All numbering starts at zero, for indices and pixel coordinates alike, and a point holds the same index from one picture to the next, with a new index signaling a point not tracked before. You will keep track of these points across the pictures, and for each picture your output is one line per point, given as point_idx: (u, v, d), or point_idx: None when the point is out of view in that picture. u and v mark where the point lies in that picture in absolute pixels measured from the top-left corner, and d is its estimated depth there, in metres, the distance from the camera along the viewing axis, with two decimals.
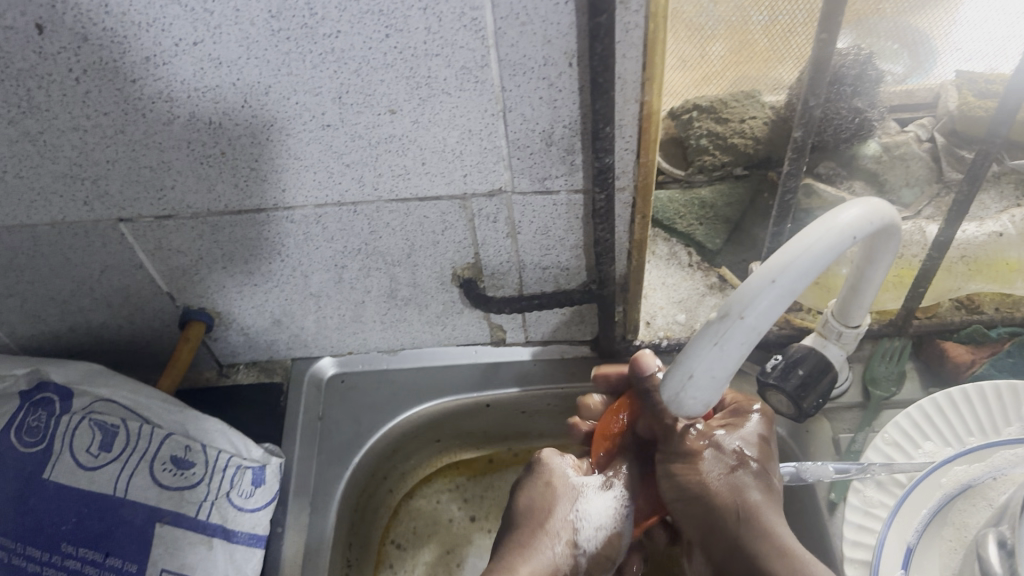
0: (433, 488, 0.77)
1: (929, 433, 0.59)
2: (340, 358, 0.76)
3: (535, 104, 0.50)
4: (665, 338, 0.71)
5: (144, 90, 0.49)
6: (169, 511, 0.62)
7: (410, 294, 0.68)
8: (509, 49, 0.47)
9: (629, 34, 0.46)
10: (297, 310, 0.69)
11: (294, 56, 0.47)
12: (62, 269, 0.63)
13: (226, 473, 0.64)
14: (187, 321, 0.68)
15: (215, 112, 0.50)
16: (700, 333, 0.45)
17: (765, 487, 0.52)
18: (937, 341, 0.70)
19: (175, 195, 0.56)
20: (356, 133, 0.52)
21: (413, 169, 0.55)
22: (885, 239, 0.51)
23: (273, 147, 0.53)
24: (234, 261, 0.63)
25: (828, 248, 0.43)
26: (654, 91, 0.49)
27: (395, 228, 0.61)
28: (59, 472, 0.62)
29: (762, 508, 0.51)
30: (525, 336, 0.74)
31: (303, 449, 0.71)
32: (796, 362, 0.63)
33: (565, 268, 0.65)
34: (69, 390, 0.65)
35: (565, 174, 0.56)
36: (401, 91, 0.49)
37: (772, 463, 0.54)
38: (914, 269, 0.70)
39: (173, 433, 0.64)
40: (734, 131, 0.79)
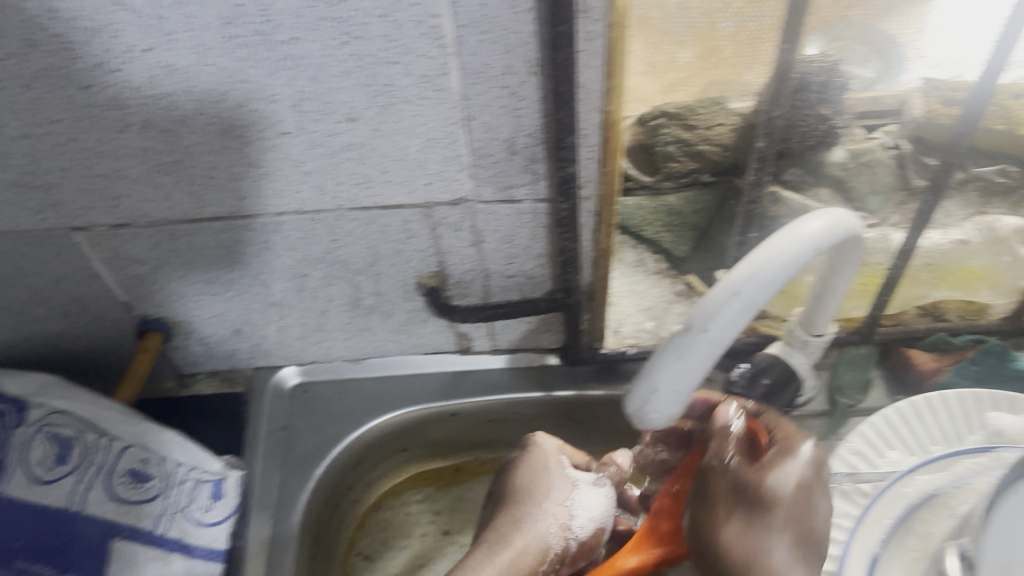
0: (401, 500, 0.76)
1: (894, 442, 0.59)
2: (304, 367, 0.75)
3: (497, 113, 0.50)
4: (632, 347, 0.72)
5: (96, 97, 0.47)
6: (126, 525, 0.61)
7: (374, 303, 0.67)
8: (470, 57, 0.46)
9: (591, 44, 0.45)
10: (259, 319, 0.68)
11: (250, 63, 0.46)
12: (15, 278, 0.61)
13: (183, 487, 0.64)
14: (145, 331, 0.67)
15: (170, 120, 0.49)
16: (665, 346, 0.44)
17: (789, 545, 0.46)
18: (902, 349, 0.70)
19: (130, 203, 0.55)
20: (316, 140, 0.51)
21: (374, 177, 0.55)
22: (849, 249, 0.51)
23: (230, 155, 0.52)
24: (192, 270, 0.62)
25: (790, 261, 0.42)
26: (616, 101, 0.49)
27: (358, 237, 0.60)
28: (13, 485, 0.58)
29: (788, 572, 0.45)
30: (492, 344, 0.73)
31: (264, 463, 0.69)
32: (760, 372, 0.63)
33: (530, 277, 0.65)
34: (24, 402, 0.61)
35: (529, 183, 0.55)
36: (361, 99, 0.49)
37: (811, 516, 0.47)
38: (879, 276, 0.68)
39: (131, 446, 0.63)
40: (700, 138, 0.77)
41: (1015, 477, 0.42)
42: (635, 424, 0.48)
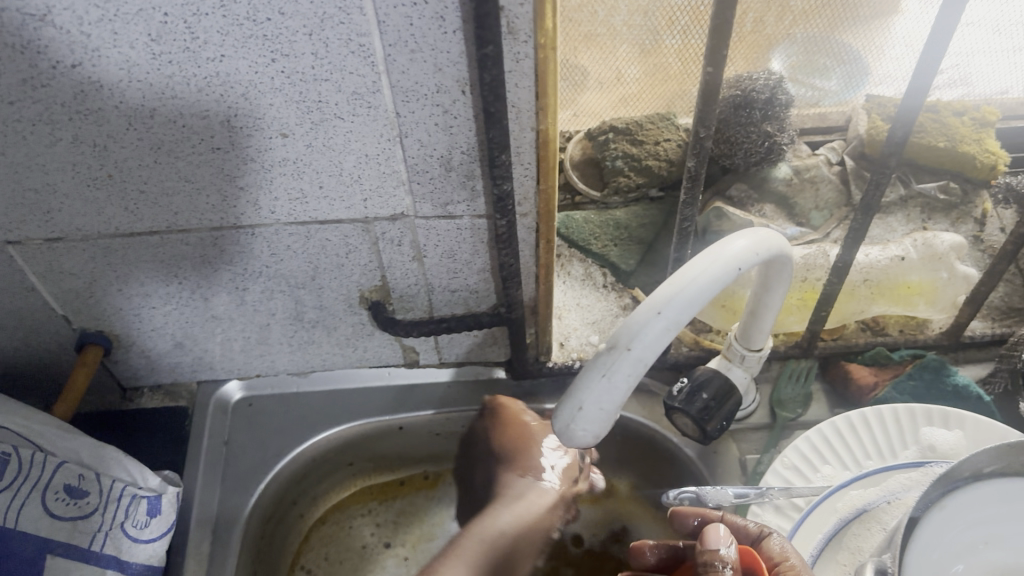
0: (347, 513, 0.75)
1: (828, 457, 0.60)
2: (247, 380, 0.75)
3: (431, 130, 0.50)
4: (577, 359, 0.71)
5: (22, 113, 0.47)
6: (60, 542, 0.59)
7: (317, 316, 0.67)
8: (400, 75, 0.46)
9: (519, 64, 0.45)
10: (200, 332, 0.68)
11: (179, 79, 0.46)
12: None
13: (121, 503, 0.62)
14: (84, 344, 0.66)
15: (99, 135, 0.49)
16: (591, 364, 0.45)
17: None
18: (841, 362, 0.71)
19: (64, 218, 0.55)
20: (249, 156, 0.51)
21: (310, 192, 0.54)
22: (778, 268, 0.52)
23: (163, 170, 0.51)
24: (131, 283, 0.61)
25: (713, 280, 0.43)
26: (549, 119, 0.49)
27: (297, 251, 0.60)
28: None
29: None
30: (439, 357, 0.73)
31: (205, 479, 0.69)
32: (700, 387, 0.63)
33: (473, 291, 0.65)
34: None
35: (467, 200, 0.55)
36: (292, 115, 0.48)
37: None
38: (817, 292, 0.71)
39: (66, 461, 0.61)
40: (649, 152, 0.78)
41: (938, 495, 0.41)
42: (562, 440, 0.48)
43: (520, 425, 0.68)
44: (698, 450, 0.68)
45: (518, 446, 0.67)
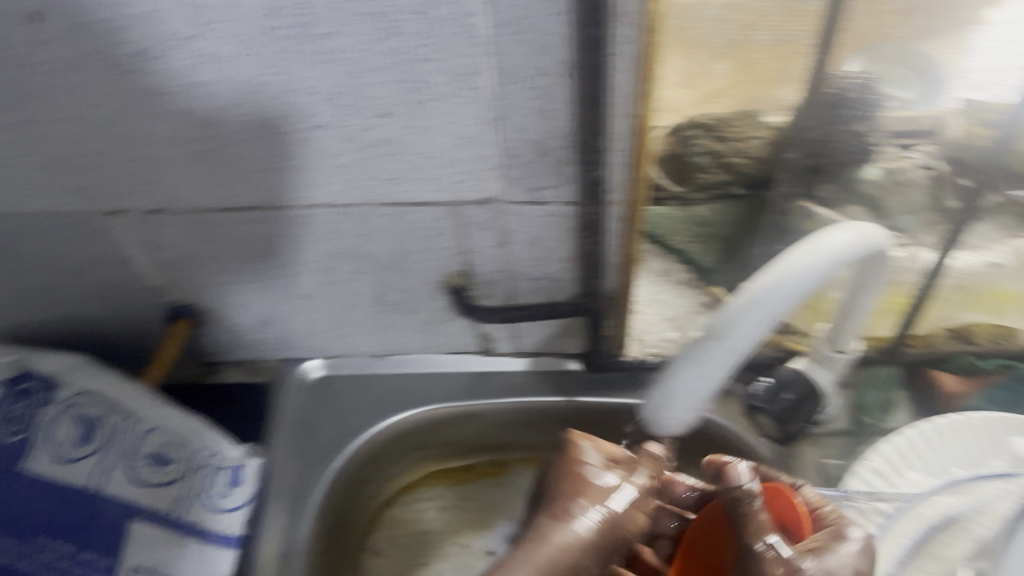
0: (415, 496, 0.76)
1: (915, 463, 0.58)
2: (329, 360, 0.76)
3: (528, 114, 0.50)
4: (653, 353, 0.74)
5: (136, 84, 0.49)
6: (144, 508, 0.63)
7: (399, 299, 0.68)
8: (503, 57, 0.47)
9: (621, 48, 0.45)
10: (286, 310, 0.69)
11: (288, 55, 0.47)
12: (51, 258, 0.63)
13: (203, 473, 0.65)
14: (176, 317, 0.68)
15: (207, 109, 0.50)
16: (684, 352, 0.46)
17: None
18: (928, 370, 0.72)
19: (166, 190, 0.56)
20: (349, 134, 0.52)
21: (405, 173, 0.55)
22: (873, 264, 0.51)
23: (263, 145, 0.52)
24: (223, 258, 0.63)
25: (816, 271, 0.42)
26: (647, 105, 0.48)
27: (386, 232, 0.60)
28: (37, 463, 0.63)
29: None
30: (516, 345, 0.73)
31: (283, 453, 0.70)
32: (780, 385, 0.66)
33: (555, 280, 0.65)
34: (52, 379, 0.66)
35: (557, 185, 0.55)
36: (395, 95, 0.49)
37: None
38: (905, 296, 0.68)
39: (156, 427, 0.65)
40: (733, 148, 0.66)
41: None
42: (650, 425, 0.50)
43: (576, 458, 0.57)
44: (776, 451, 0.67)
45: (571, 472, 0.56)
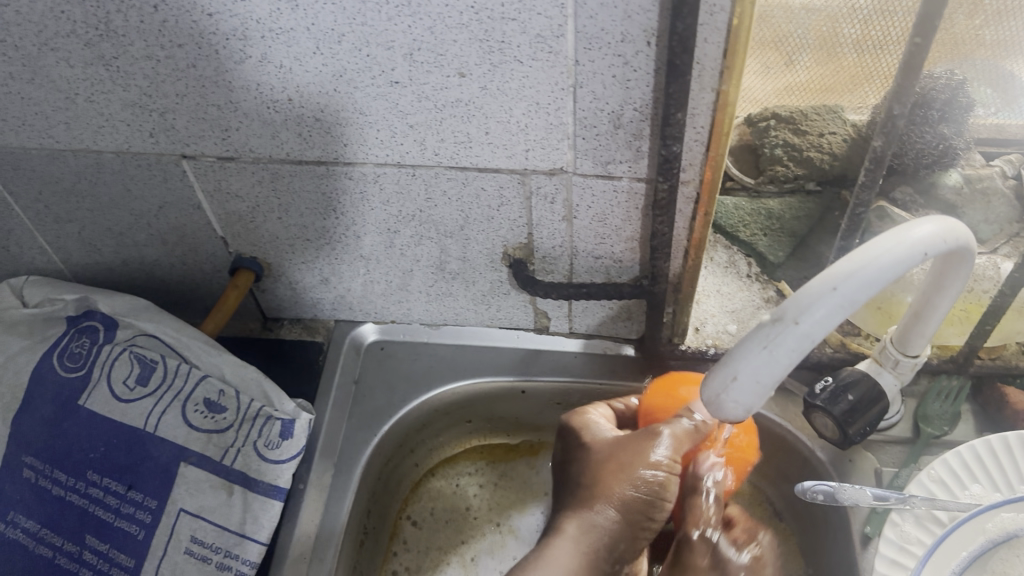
0: (455, 470, 0.75)
1: (979, 476, 0.56)
2: (382, 325, 0.76)
3: (607, 83, 0.49)
4: (712, 346, 0.69)
5: (220, 26, 0.49)
6: (194, 452, 0.63)
7: (459, 268, 0.67)
8: (587, 21, 0.46)
9: (713, 18, 0.44)
10: (346, 271, 0.69)
11: (370, 6, 0.46)
12: (122, 200, 0.64)
13: (255, 423, 0.64)
14: (237, 268, 0.68)
15: (288, 57, 0.50)
16: (752, 335, 0.43)
17: None
18: (998, 385, 0.67)
19: (240, 137, 0.57)
20: (425, 94, 0.52)
21: (475, 137, 0.55)
22: (956, 264, 0.49)
23: (340, 99, 0.53)
24: (290, 213, 0.63)
25: (896, 261, 0.41)
26: (732, 81, 0.47)
27: (452, 198, 0.60)
28: (96, 401, 0.64)
29: None
30: (570, 326, 0.72)
31: (333, 413, 0.70)
32: (846, 387, 0.60)
33: (618, 260, 0.63)
34: (114, 321, 0.67)
35: (630, 160, 0.54)
36: (473, 54, 0.49)
37: None
38: (983, 305, 0.68)
39: (209, 375, 0.65)
40: (812, 145, 0.77)
41: None
42: (709, 409, 0.47)
43: (590, 442, 0.60)
44: (831, 454, 0.65)
45: (600, 471, 0.56)
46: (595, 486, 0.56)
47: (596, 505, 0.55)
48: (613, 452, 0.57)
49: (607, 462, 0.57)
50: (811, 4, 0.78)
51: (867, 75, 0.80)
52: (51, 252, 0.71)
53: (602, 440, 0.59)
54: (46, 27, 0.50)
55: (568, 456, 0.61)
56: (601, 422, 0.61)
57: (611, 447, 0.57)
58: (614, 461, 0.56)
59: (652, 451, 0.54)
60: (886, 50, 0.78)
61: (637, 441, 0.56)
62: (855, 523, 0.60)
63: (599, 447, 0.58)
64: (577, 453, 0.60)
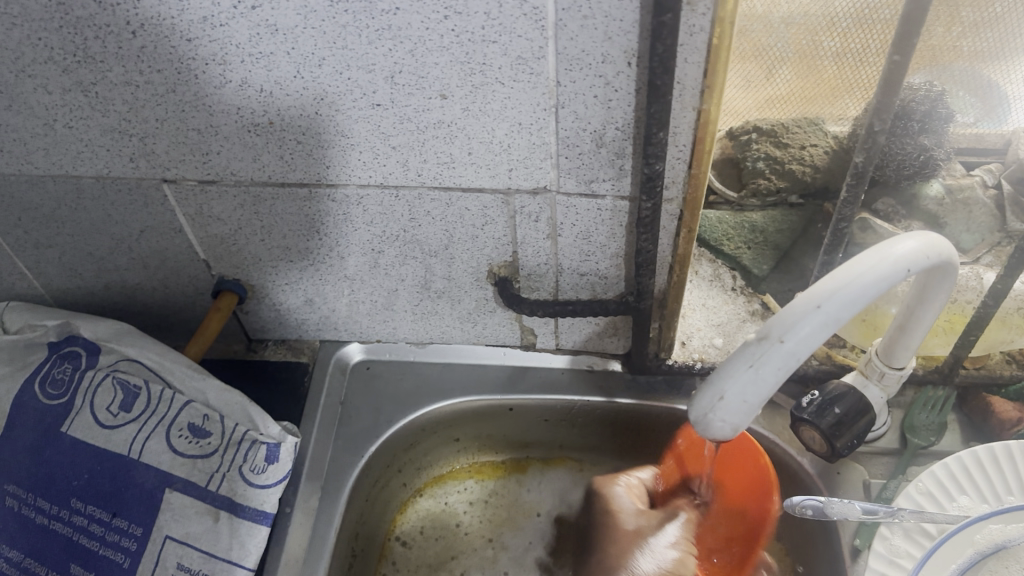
0: (443, 489, 0.74)
1: (966, 487, 0.56)
2: (368, 345, 0.76)
3: (589, 103, 0.49)
4: (699, 360, 0.69)
5: (199, 51, 0.49)
6: (179, 478, 0.62)
7: (444, 287, 0.67)
8: (568, 43, 0.46)
9: (693, 38, 0.44)
10: (330, 292, 0.69)
11: (351, 30, 0.46)
12: (103, 225, 0.63)
13: (240, 447, 0.63)
14: (221, 290, 0.68)
15: (268, 81, 0.50)
16: (738, 354, 0.43)
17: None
18: (983, 394, 0.67)
19: (221, 160, 0.56)
20: (406, 115, 0.52)
21: (459, 158, 0.54)
22: (939, 277, 0.49)
23: (322, 121, 0.52)
24: (273, 235, 0.63)
25: (880, 279, 0.41)
26: (713, 100, 0.48)
27: (436, 218, 0.60)
28: (78, 427, 0.64)
29: None
30: (556, 342, 0.72)
31: (319, 434, 0.70)
32: (832, 401, 0.60)
33: (603, 276, 0.63)
34: (96, 346, 0.66)
35: (613, 178, 0.54)
36: (454, 77, 0.49)
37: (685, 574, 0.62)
38: (966, 317, 0.68)
39: (194, 401, 0.64)
40: (793, 157, 0.77)
41: None
42: (696, 429, 0.47)
43: (614, 513, 0.69)
44: (820, 467, 0.66)
45: (626, 542, 0.67)
46: (621, 547, 0.67)
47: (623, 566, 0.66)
48: (636, 524, 0.68)
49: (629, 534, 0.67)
50: (790, 16, 0.78)
51: (847, 86, 0.80)
52: (31, 278, 0.70)
53: (627, 511, 0.69)
54: (23, 54, 0.50)
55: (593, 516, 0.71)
56: (627, 495, 0.69)
57: (636, 521, 0.68)
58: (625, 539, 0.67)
59: (668, 530, 0.66)
60: (867, 63, 0.78)
61: (648, 525, 0.67)
62: (845, 536, 0.60)
63: (625, 516, 0.68)
64: (601, 518, 0.70)
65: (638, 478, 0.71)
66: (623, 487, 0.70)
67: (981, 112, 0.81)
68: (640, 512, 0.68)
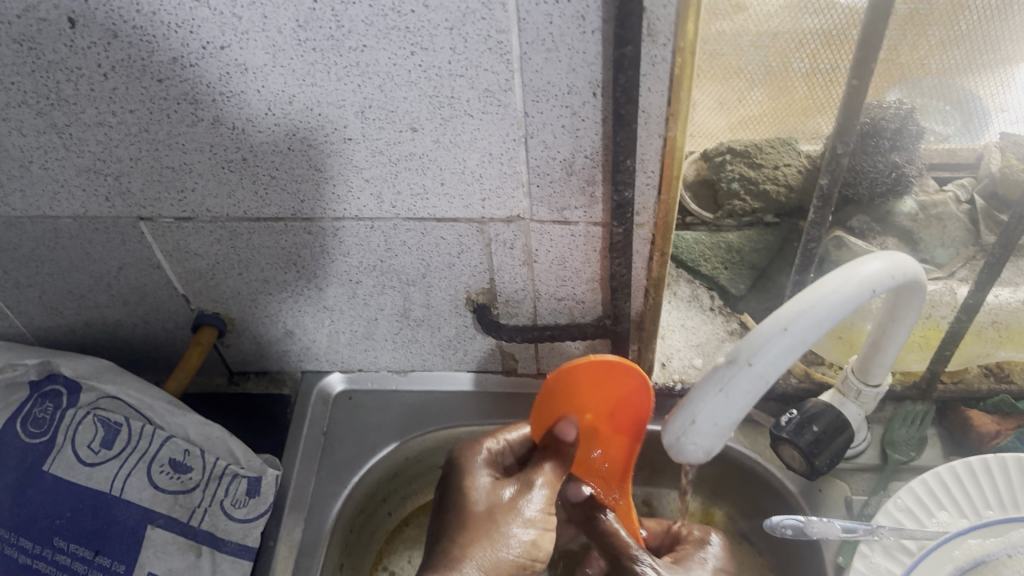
0: (430, 517, 0.73)
1: (944, 502, 0.56)
2: (350, 375, 0.76)
3: (557, 132, 0.50)
4: (679, 382, 0.68)
5: (170, 91, 0.49)
6: (161, 514, 0.62)
7: (423, 315, 0.67)
8: (533, 75, 0.46)
9: (655, 68, 0.45)
10: (310, 323, 0.69)
11: (319, 67, 0.47)
12: (81, 263, 0.63)
13: (222, 482, 0.64)
14: (199, 325, 0.68)
15: (240, 118, 0.51)
16: (708, 377, 0.44)
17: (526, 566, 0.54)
18: (962, 408, 0.68)
19: (196, 197, 0.57)
20: (378, 148, 0.52)
21: (432, 189, 0.55)
22: (908, 296, 0.49)
23: (295, 156, 0.53)
24: (250, 268, 0.63)
25: (844, 299, 0.41)
26: (678, 127, 0.48)
27: (412, 248, 0.60)
28: (58, 466, 0.63)
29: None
30: (537, 367, 0.73)
31: (302, 465, 0.70)
32: (810, 419, 0.61)
33: (580, 301, 0.64)
34: (78, 384, 0.66)
35: (585, 206, 0.55)
36: (424, 110, 0.49)
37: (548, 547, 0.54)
38: (942, 331, 0.68)
39: (174, 436, 0.65)
40: (767, 176, 0.78)
41: None
42: (669, 453, 0.47)
43: (467, 490, 0.57)
44: (801, 485, 0.66)
45: (480, 523, 0.55)
46: (473, 537, 0.54)
47: (468, 555, 0.53)
48: (489, 500, 0.56)
49: (482, 513, 0.56)
50: (761, 38, 0.82)
51: (818, 107, 0.82)
52: (12, 316, 0.71)
53: (481, 486, 0.57)
54: None
55: (447, 490, 0.59)
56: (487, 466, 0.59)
57: (489, 498, 0.56)
58: (483, 511, 0.56)
59: (524, 507, 0.55)
60: (836, 84, 0.80)
61: (495, 499, 0.56)
62: (828, 554, 0.61)
63: (477, 492, 0.57)
64: (454, 495, 0.58)
65: (507, 442, 0.61)
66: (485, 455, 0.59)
67: (959, 124, 0.83)
68: (494, 484, 0.57)
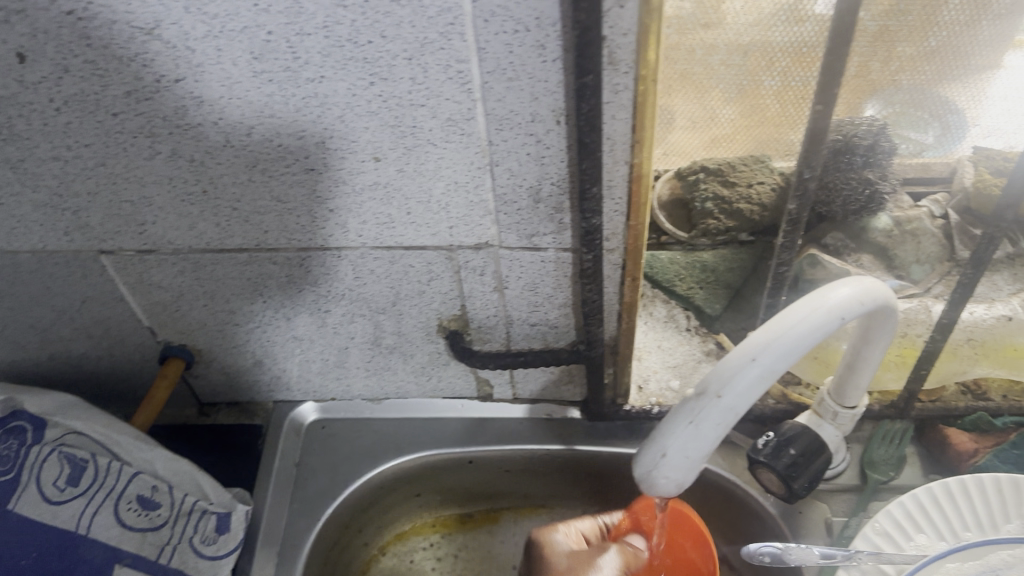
0: (408, 546, 0.73)
1: (923, 524, 0.55)
2: (323, 404, 0.75)
3: (523, 160, 0.49)
4: (656, 405, 0.68)
5: (126, 125, 0.48)
6: (129, 553, 0.61)
7: (395, 343, 0.66)
8: (496, 103, 0.46)
9: (618, 96, 0.44)
10: (280, 352, 0.68)
11: (277, 99, 0.46)
12: (43, 297, 0.62)
13: (190, 518, 0.63)
14: (166, 357, 0.67)
15: (198, 150, 0.50)
16: (677, 411, 0.43)
17: None
18: (939, 426, 0.67)
19: (157, 230, 0.56)
20: (341, 178, 0.51)
21: (398, 218, 0.54)
22: (880, 320, 0.49)
23: (256, 188, 0.52)
24: (216, 299, 0.62)
25: (814, 328, 0.41)
26: (644, 153, 0.48)
27: (380, 276, 0.59)
28: (23, 504, 0.58)
29: None
30: (513, 392, 0.72)
31: (274, 497, 0.69)
32: (788, 441, 0.60)
33: (553, 326, 0.63)
34: (42, 420, 0.62)
35: (554, 232, 0.54)
36: (387, 140, 0.48)
37: None
38: (917, 350, 0.68)
39: (142, 471, 0.63)
40: (741, 196, 0.79)
41: None
42: (641, 488, 0.46)
43: (549, 556, 0.58)
44: (781, 508, 0.65)
45: None
46: None
47: None
48: (569, 563, 0.57)
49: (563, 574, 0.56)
50: (729, 59, 0.73)
51: (791, 123, 0.78)
52: None
53: (562, 553, 0.58)
54: None
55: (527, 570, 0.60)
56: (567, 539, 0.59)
57: (568, 560, 0.57)
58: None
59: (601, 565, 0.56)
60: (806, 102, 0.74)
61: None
62: None
63: (554, 556, 0.58)
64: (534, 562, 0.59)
65: (577, 528, 0.61)
66: (562, 533, 0.60)
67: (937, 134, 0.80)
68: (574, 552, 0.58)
